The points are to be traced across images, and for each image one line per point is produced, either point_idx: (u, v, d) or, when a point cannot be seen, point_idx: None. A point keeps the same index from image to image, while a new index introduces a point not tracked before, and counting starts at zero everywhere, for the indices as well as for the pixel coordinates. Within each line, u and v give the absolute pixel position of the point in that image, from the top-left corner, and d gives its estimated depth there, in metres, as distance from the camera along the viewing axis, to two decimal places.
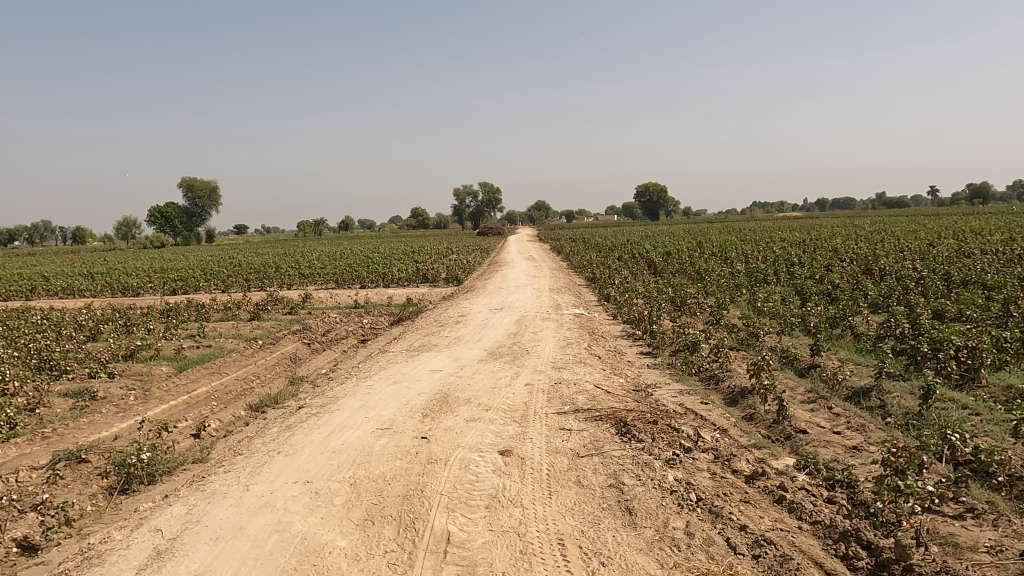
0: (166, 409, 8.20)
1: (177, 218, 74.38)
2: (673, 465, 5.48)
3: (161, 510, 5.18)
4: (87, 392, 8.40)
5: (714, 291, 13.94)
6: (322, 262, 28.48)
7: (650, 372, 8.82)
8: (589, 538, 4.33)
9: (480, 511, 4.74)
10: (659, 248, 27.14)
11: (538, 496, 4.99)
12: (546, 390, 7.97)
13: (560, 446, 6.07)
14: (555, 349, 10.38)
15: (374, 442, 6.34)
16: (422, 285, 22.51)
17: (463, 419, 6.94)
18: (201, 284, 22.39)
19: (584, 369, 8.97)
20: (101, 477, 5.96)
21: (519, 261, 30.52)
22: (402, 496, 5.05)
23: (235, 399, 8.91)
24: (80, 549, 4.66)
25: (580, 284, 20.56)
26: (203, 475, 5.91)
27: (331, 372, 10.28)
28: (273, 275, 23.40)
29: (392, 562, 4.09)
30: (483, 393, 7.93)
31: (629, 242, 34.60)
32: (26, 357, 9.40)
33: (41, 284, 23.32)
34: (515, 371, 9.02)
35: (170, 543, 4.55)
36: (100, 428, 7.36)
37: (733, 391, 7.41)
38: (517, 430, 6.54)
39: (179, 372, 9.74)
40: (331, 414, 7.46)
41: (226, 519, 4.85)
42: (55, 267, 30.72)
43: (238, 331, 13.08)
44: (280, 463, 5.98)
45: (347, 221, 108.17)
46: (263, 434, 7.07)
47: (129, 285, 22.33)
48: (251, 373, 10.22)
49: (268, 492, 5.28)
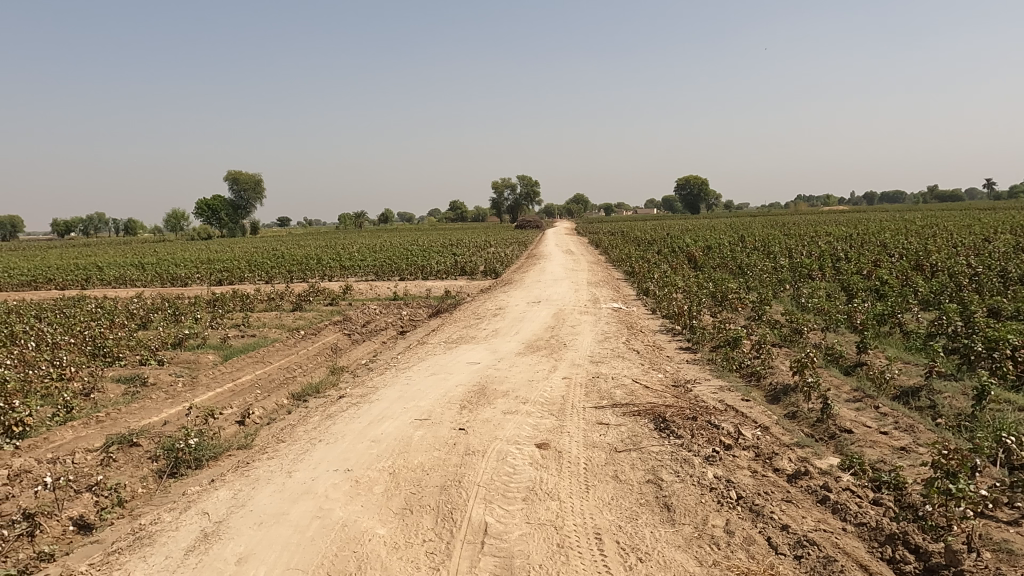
0: (213, 396, 8.45)
1: (221, 211, 76.41)
2: (712, 462, 5.40)
3: (208, 494, 5.35)
4: (138, 379, 8.71)
5: (756, 287, 13.64)
6: (363, 254, 28.86)
7: (690, 368, 8.71)
8: (627, 533, 4.31)
9: (518, 504, 4.76)
10: (701, 241, 26.73)
11: (576, 490, 4.98)
12: (584, 384, 7.95)
13: (597, 440, 6.05)
14: (594, 343, 10.32)
15: (413, 432, 6.42)
16: (460, 278, 22.61)
17: (500, 411, 6.97)
18: (245, 275, 22.94)
19: (623, 363, 8.92)
20: (152, 461, 6.18)
21: (558, 254, 30.50)
22: (440, 486, 5.09)
23: (279, 387, 9.13)
24: (132, 529, 4.83)
25: (618, 279, 20.35)
26: (248, 462, 6.07)
27: (371, 363, 10.42)
28: (315, 266, 23.83)
29: (431, 551, 4.14)
30: (521, 386, 7.96)
31: (669, 236, 34.21)
32: (81, 344, 9.78)
33: (95, 274, 24.24)
34: (553, 364, 9.01)
35: (217, 526, 4.69)
36: (150, 412, 7.63)
37: (776, 388, 7.26)
38: (555, 423, 6.54)
39: (225, 360, 10.02)
40: (370, 404, 7.57)
41: (269, 504, 4.97)
42: (109, 259, 31.81)
43: (280, 321, 13.39)
44: (321, 451, 6.10)
45: (386, 213, 109.34)
46: (305, 422, 7.23)
47: (178, 275, 23.01)
48: (294, 362, 10.45)
49: (310, 479, 5.39)
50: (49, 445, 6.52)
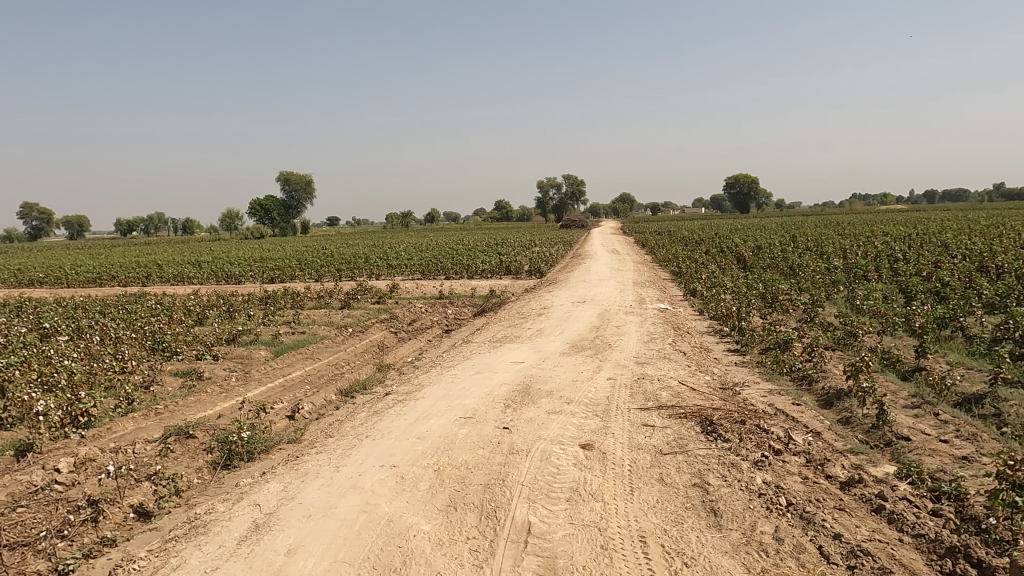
0: (265, 391, 8.69)
1: (273, 211, 78.45)
2: (761, 467, 5.28)
3: (260, 486, 5.50)
4: (194, 373, 9.03)
5: (808, 288, 13.27)
6: (409, 253, 29.20)
7: (739, 371, 8.53)
8: (671, 537, 4.25)
9: (562, 504, 4.75)
10: (751, 241, 26.17)
11: (620, 492, 4.93)
12: (629, 385, 7.87)
13: (642, 442, 5.98)
14: (639, 344, 10.21)
15: (458, 430, 6.47)
16: (505, 278, 22.67)
17: (544, 411, 6.96)
18: (295, 274, 23.51)
19: (669, 364, 8.79)
20: (206, 452, 6.40)
21: (603, 253, 30.28)
22: (484, 485, 5.12)
23: (327, 383, 9.33)
24: (188, 518, 5.01)
25: (665, 279, 20.08)
26: (298, 456, 6.22)
27: (416, 361, 10.55)
28: (362, 265, 24.25)
29: (474, 549, 4.17)
30: (565, 386, 7.93)
31: (717, 236, 33.59)
32: (142, 339, 10.21)
33: (154, 272, 25.19)
34: (598, 365, 8.95)
35: (268, 517, 4.82)
36: (205, 405, 7.90)
37: (829, 393, 7.05)
38: (599, 424, 6.50)
39: (276, 357, 10.29)
40: (416, 402, 7.65)
41: (317, 498, 5.08)
42: (168, 258, 33.03)
43: (329, 319, 13.68)
44: (368, 447, 6.20)
45: (433, 212, 110.47)
46: (352, 418, 7.36)
47: (232, 274, 23.72)
48: (342, 359, 10.66)
49: (357, 474, 5.49)
50: (112, 434, 6.82)
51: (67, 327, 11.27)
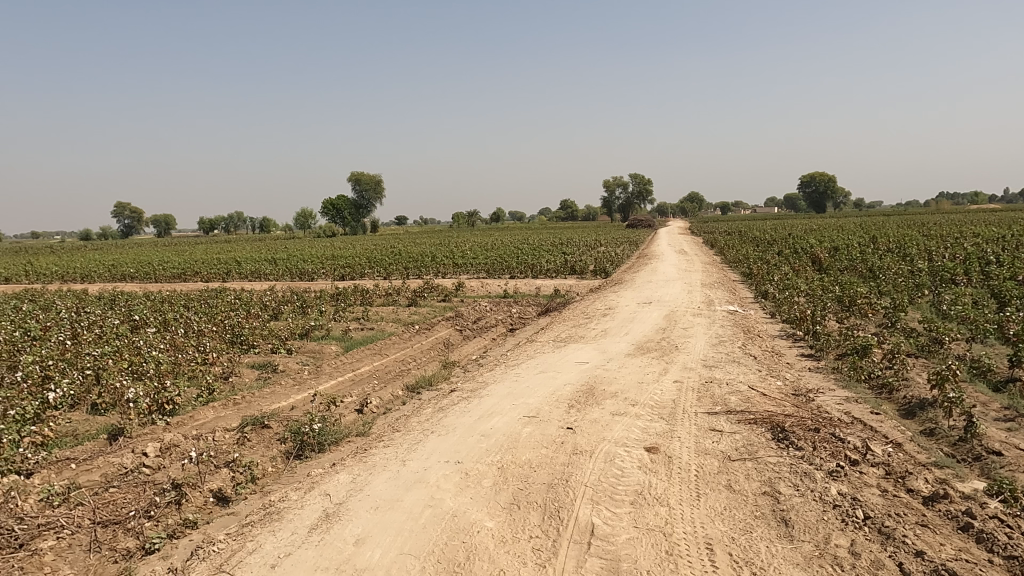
0: (335, 384, 8.99)
1: (344, 210, 80.75)
2: (836, 477, 5.07)
3: (330, 476, 5.68)
4: (270, 366, 9.43)
5: (889, 291, 12.65)
6: (475, 252, 29.50)
7: (812, 377, 8.21)
8: (740, 545, 4.13)
9: (626, 507, 4.69)
10: (827, 242, 25.17)
11: (686, 497, 4.83)
12: (696, 389, 7.70)
13: (709, 447, 5.84)
14: (707, 346, 9.98)
15: (522, 429, 6.49)
16: (570, 277, 22.58)
17: (608, 412, 6.90)
18: (365, 272, 24.15)
19: (738, 368, 8.55)
20: (280, 442, 6.66)
21: (671, 254, 29.72)
22: (547, 484, 5.12)
23: (395, 378, 9.55)
24: (263, 504, 5.23)
25: (736, 280, 19.55)
26: (366, 449, 6.38)
27: (482, 358, 10.66)
28: (429, 264, 24.69)
29: (537, 548, 4.18)
30: (631, 387, 7.83)
31: (791, 237, 32.56)
32: (223, 332, 10.73)
33: (233, 268, 26.40)
34: (664, 367, 8.79)
35: (337, 507, 4.97)
36: (279, 397, 8.22)
37: (911, 402, 6.69)
38: (665, 427, 6.38)
39: (346, 351, 10.61)
40: (480, 400, 7.73)
41: (384, 490, 5.21)
42: (245, 255, 34.48)
43: (397, 316, 13.99)
44: (433, 442, 6.31)
45: (498, 212, 111.48)
46: (418, 414, 7.50)
47: (305, 270, 24.59)
48: (408, 356, 10.87)
49: (422, 469, 5.60)
50: (194, 422, 7.19)
51: (154, 319, 11.97)
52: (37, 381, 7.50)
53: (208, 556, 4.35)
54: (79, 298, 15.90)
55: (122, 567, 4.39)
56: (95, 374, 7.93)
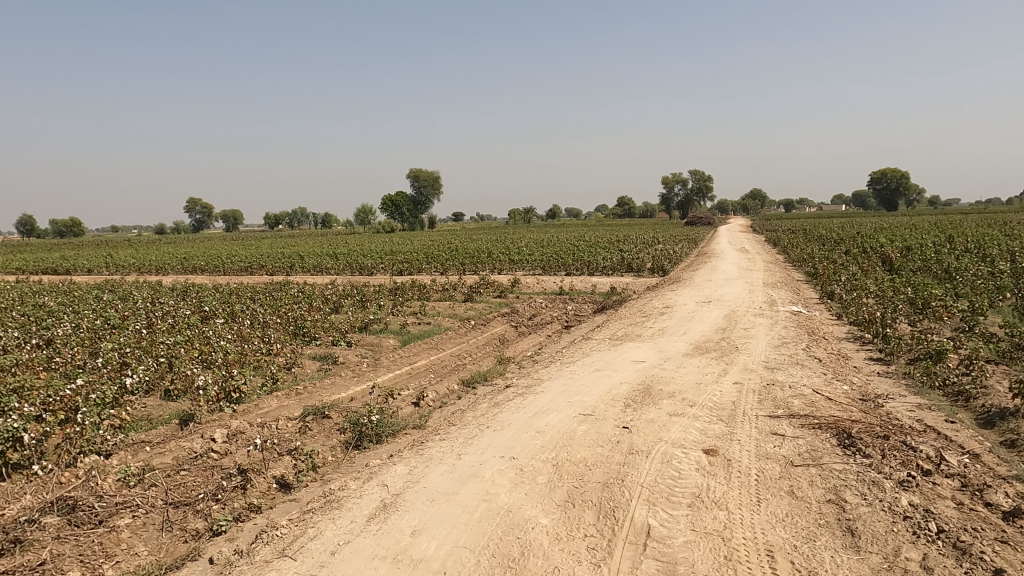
0: (393, 377, 9.16)
1: (402, 206, 82.16)
2: (907, 487, 4.84)
3: (388, 467, 5.80)
4: (331, 358, 9.68)
5: (967, 294, 11.99)
6: (531, 248, 29.55)
7: (882, 382, 7.87)
8: (802, 554, 4.01)
9: (683, 509, 4.61)
10: (899, 241, 24.07)
11: (746, 502, 4.72)
12: (757, 391, 7.50)
13: (771, 451, 5.68)
14: (769, 347, 9.70)
15: (577, 427, 6.46)
16: (627, 275, 22.31)
17: (665, 413, 6.80)
18: (422, 267, 24.49)
19: (802, 371, 8.28)
20: (340, 432, 6.83)
21: (731, 252, 29.00)
22: (603, 483, 5.08)
23: (450, 372, 9.65)
24: (324, 492, 5.38)
25: (800, 280, 18.89)
26: (422, 441, 6.48)
27: (537, 355, 10.67)
28: (485, 260, 24.85)
29: (592, 547, 4.15)
30: (689, 388, 7.69)
31: (860, 235, 31.26)
32: (287, 325, 11.08)
33: (297, 262, 27.25)
34: (723, 368, 8.59)
35: (394, 498, 5.06)
36: (339, 388, 8.43)
37: (990, 412, 6.33)
38: (724, 429, 6.24)
39: (403, 345, 10.79)
40: (535, 396, 7.73)
41: (440, 483, 5.27)
42: (309, 249, 35.47)
43: (453, 311, 14.14)
44: (488, 437, 6.35)
45: (554, 208, 111.30)
46: (473, 408, 7.57)
47: (365, 265, 25.15)
48: (464, 351, 10.97)
49: (478, 463, 5.64)
50: (259, 410, 7.46)
51: (223, 310, 12.47)
52: (116, 367, 7.93)
53: (272, 540, 4.50)
54: (154, 290, 16.75)
55: (191, 546, 4.59)
56: (168, 362, 8.33)
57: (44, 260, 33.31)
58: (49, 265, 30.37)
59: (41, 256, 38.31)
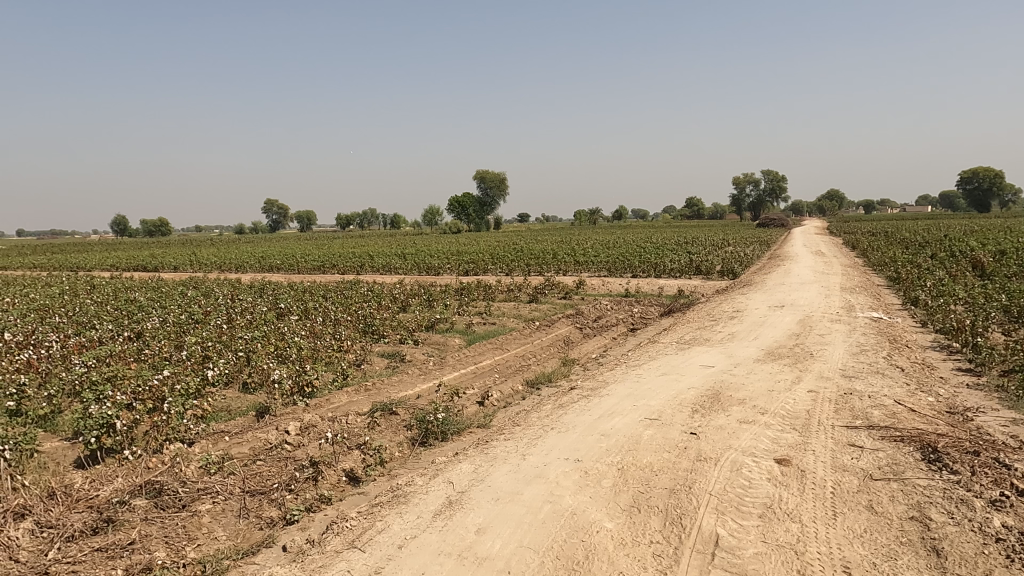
0: (458, 375, 9.28)
1: (469, 207, 83.18)
2: (1000, 507, 4.54)
3: (453, 465, 5.87)
4: (398, 355, 9.90)
5: None
6: (597, 249, 29.31)
7: (971, 394, 7.40)
8: (882, 573, 3.81)
9: (753, 519, 4.48)
10: (993, 245, 22.54)
11: (821, 515, 4.53)
12: (833, 400, 7.19)
13: (848, 463, 5.43)
14: (846, 355, 9.30)
15: (643, 431, 6.37)
16: (695, 278, 21.83)
17: (735, 419, 6.61)
18: (488, 268, 24.68)
19: (882, 380, 7.89)
20: (406, 429, 6.97)
21: (806, 255, 27.89)
22: (669, 489, 4.99)
23: (515, 372, 9.69)
24: (391, 487, 5.50)
25: (880, 285, 18.00)
26: (487, 441, 6.53)
27: (602, 357, 10.58)
28: (550, 262, 24.83)
29: (658, 553, 4.08)
30: (760, 395, 7.45)
31: (948, 237, 29.47)
32: (357, 323, 11.40)
33: (367, 262, 27.95)
34: (797, 375, 8.29)
35: (460, 496, 5.12)
36: (406, 385, 8.61)
37: None
38: (797, 439, 6.01)
39: (468, 345, 10.92)
40: (600, 399, 7.66)
41: (505, 483, 5.30)
42: (378, 249, 36.32)
43: (518, 312, 14.20)
44: (553, 439, 6.34)
45: (620, 209, 110.15)
46: (537, 409, 7.57)
47: (432, 265, 25.55)
48: (529, 351, 10.99)
49: (543, 464, 5.65)
50: (330, 404, 7.71)
51: (297, 308, 12.94)
52: (198, 360, 8.36)
53: (342, 531, 4.64)
54: (233, 287, 17.52)
55: (266, 534, 4.78)
56: (246, 356, 8.72)
57: (135, 258, 35.28)
58: (139, 262, 32.26)
59: (133, 254, 40.73)
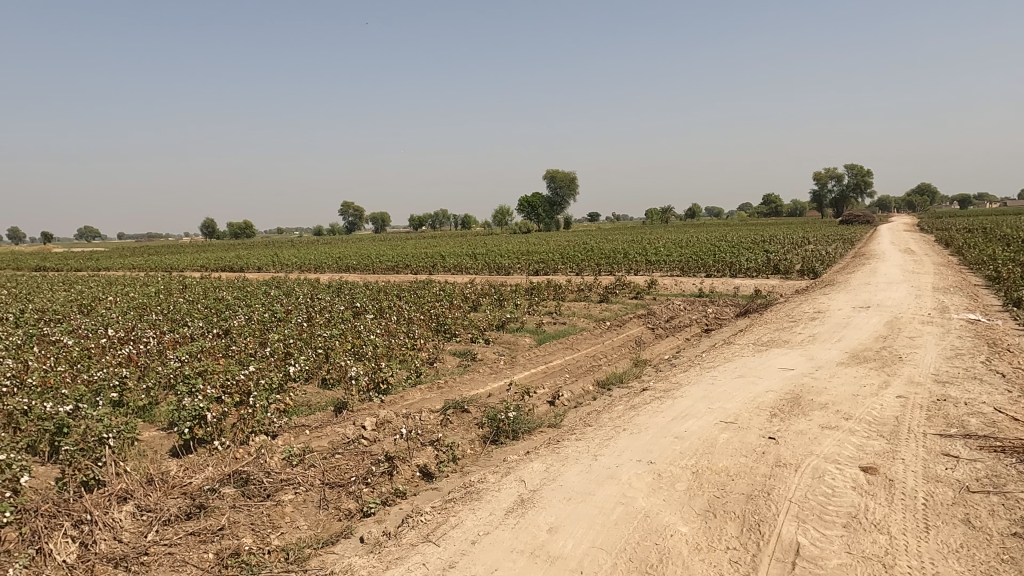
0: (529, 375, 9.33)
1: (539, 208, 83.31)
2: None
3: (525, 464, 5.90)
4: (470, 354, 10.03)
5: None
6: (669, 249, 28.73)
7: None
8: None
9: (837, 529, 4.29)
10: None
11: (911, 527, 4.29)
12: (925, 406, 6.79)
13: (941, 474, 5.12)
14: (939, 359, 8.75)
15: (719, 434, 6.22)
16: (773, 277, 21.07)
17: (817, 425, 6.35)
18: (558, 268, 24.64)
19: (981, 387, 7.38)
20: (478, 426, 7.06)
21: (894, 253, 26.41)
22: (747, 495, 4.85)
23: (586, 372, 9.65)
24: (463, 483, 5.59)
25: (978, 285, 16.84)
26: (558, 440, 6.53)
27: (675, 358, 10.38)
28: (621, 261, 24.55)
29: (735, 560, 3.98)
30: (844, 399, 7.13)
31: None
32: (430, 322, 11.63)
33: (439, 263, 28.46)
34: (884, 380, 7.87)
35: (532, 494, 5.15)
36: (478, 384, 8.72)
37: None
38: (885, 447, 5.72)
39: (539, 345, 10.95)
40: (674, 400, 7.52)
41: (577, 483, 5.29)
42: (449, 249, 36.90)
43: (588, 311, 14.12)
44: (625, 440, 6.27)
45: (693, 208, 107.68)
46: (609, 410, 7.51)
47: (502, 265, 25.75)
48: (599, 352, 10.91)
49: (615, 465, 5.60)
50: (404, 401, 7.90)
51: (373, 306, 13.31)
52: (281, 357, 8.75)
53: (417, 525, 4.75)
54: (313, 286, 18.23)
55: (344, 525, 4.95)
56: (325, 353, 9.06)
57: (223, 259, 37.20)
58: (226, 263, 34.00)
59: (222, 255, 42.94)
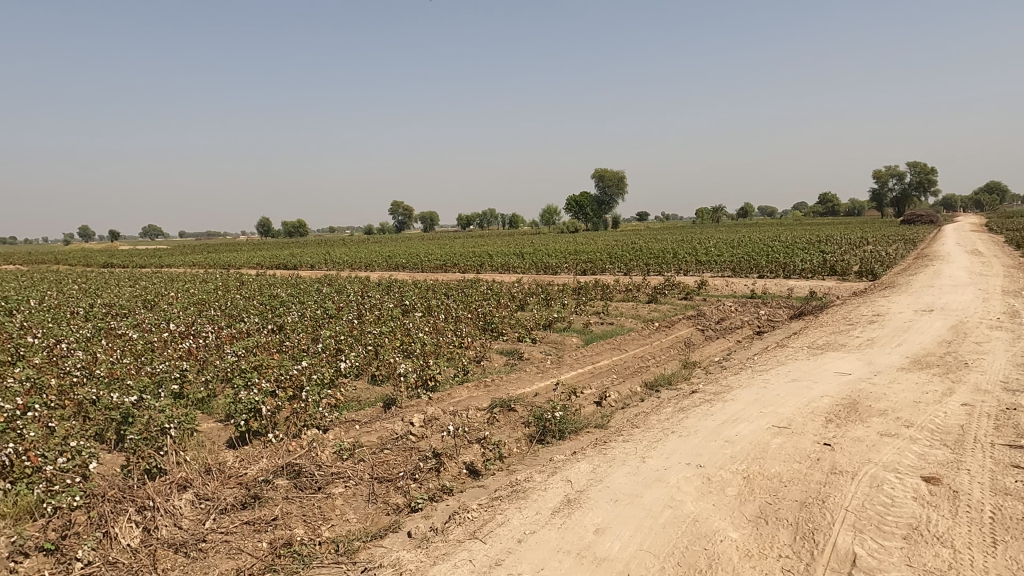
0: (575, 374, 9.30)
1: (587, 207, 82.86)
2: None
3: (571, 464, 5.88)
4: (517, 353, 10.05)
5: None
6: (720, 249, 28.16)
7: None
8: None
9: (897, 541, 4.13)
10: None
11: (978, 541, 4.10)
12: (993, 415, 6.47)
13: (1010, 486, 4.87)
14: (1009, 366, 8.32)
15: (771, 439, 6.06)
16: (829, 279, 20.42)
17: (875, 432, 6.13)
18: (606, 268, 24.45)
19: None
20: (525, 425, 7.07)
21: (959, 254, 25.24)
22: (800, 502, 4.72)
23: (633, 373, 9.55)
24: (510, 482, 5.60)
25: None
26: (605, 441, 6.49)
27: (725, 361, 10.17)
28: (670, 261, 24.21)
29: (788, 569, 3.88)
30: (904, 406, 6.86)
31: None
32: (477, 320, 11.71)
33: (486, 262, 28.58)
34: (948, 386, 7.54)
35: (579, 494, 5.13)
36: (524, 383, 8.74)
37: None
38: (949, 456, 5.48)
39: (586, 344, 10.89)
40: (724, 403, 7.38)
41: (624, 484, 5.24)
42: (496, 249, 37.05)
43: (636, 312, 13.97)
44: (674, 442, 6.18)
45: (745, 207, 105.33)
46: (657, 412, 7.42)
47: (549, 265, 25.69)
48: (648, 353, 10.78)
49: (663, 468, 5.52)
50: (451, 398, 7.98)
51: (421, 305, 13.47)
52: (332, 353, 8.95)
53: (463, 521, 4.79)
54: (364, 284, 18.55)
55: (393, 519, 5.03)
56: (375, 350, 9.22)
57: (278, 257, 38.23)
58: (281, 261, 34.93)
59: (277, 253, 44.14)
